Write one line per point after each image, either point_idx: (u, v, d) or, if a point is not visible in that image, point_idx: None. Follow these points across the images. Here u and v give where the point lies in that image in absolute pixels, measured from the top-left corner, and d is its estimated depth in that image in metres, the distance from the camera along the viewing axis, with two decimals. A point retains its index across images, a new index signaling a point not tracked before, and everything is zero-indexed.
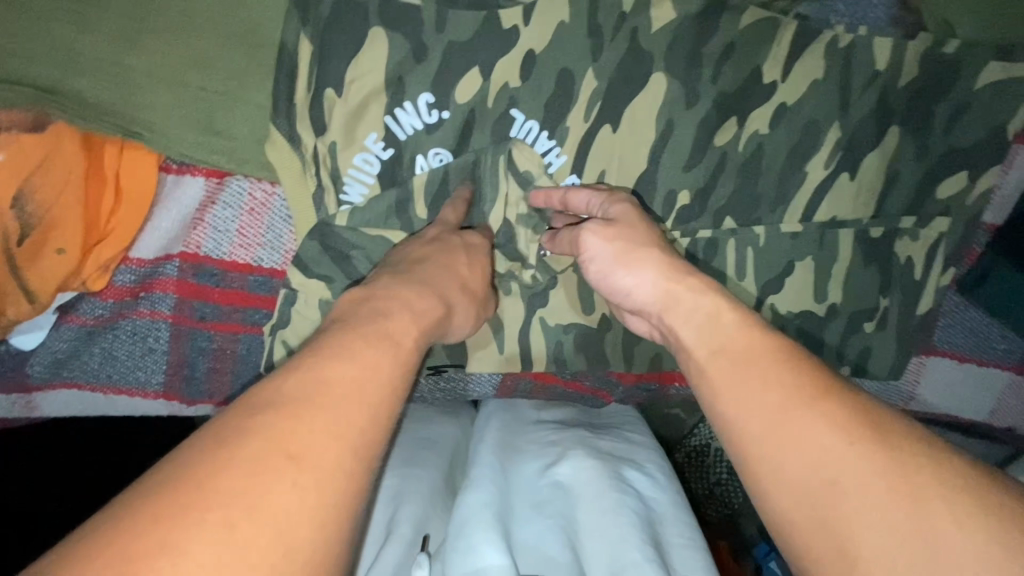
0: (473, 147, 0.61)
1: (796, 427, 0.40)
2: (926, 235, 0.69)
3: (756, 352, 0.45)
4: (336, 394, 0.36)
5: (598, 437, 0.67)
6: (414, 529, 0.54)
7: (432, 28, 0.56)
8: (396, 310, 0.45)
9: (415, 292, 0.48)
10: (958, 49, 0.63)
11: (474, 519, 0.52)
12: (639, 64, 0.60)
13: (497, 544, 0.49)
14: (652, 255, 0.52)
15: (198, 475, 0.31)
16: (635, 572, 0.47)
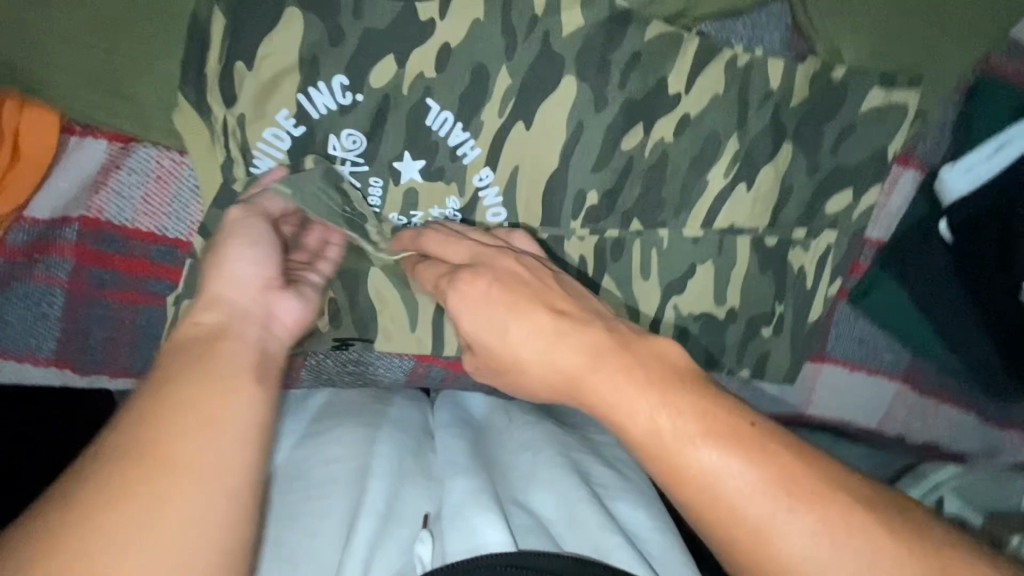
0: (388, 132, 0.62)
1: (753, 488, 0.40)
2: (816, 246, 0.74)
3: (714, 423, 0.43)
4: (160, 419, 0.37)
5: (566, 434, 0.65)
6: (389, 504, 0.53)
7: (347, 14, 0.57)
8: (197, 338, 0.43)
9: (201, 315, 0.45)
10: (845, 75, 0.68)
11: (471, 501, 0.52)
12: (551, 66, 0.64)
13: (496, 525, 0.49)
14: (548, 326, 0.50)
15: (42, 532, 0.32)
16: (620, 555, 0.49)
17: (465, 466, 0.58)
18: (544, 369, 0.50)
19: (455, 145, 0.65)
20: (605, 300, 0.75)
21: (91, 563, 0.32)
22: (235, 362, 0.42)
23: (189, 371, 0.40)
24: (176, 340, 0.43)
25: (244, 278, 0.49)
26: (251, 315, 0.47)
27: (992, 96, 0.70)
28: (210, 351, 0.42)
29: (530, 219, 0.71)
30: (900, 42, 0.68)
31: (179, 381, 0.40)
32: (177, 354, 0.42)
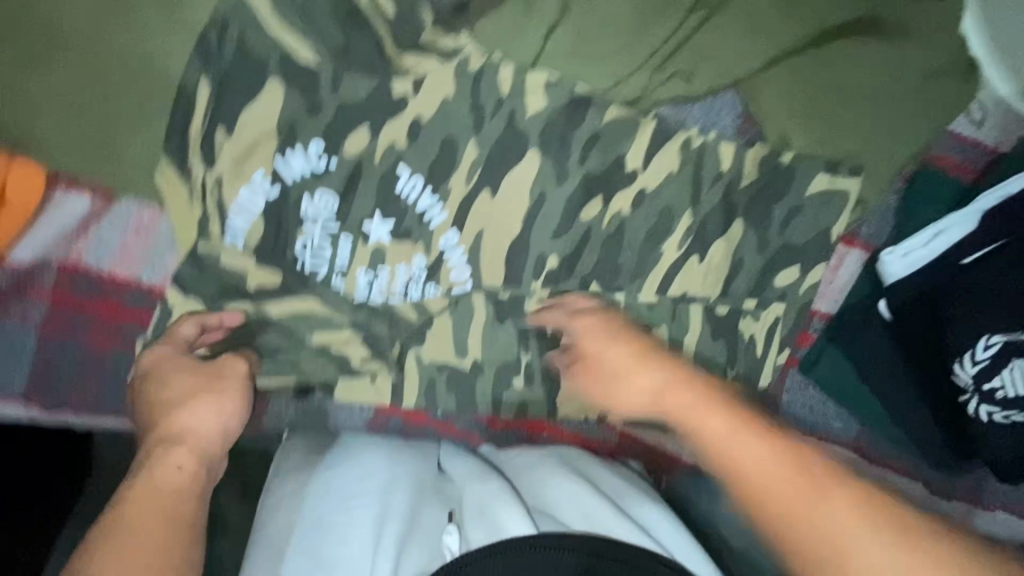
0: (359, 196, 0.66)
1: (768, 476, 0.56)
2: (765, 317, 0.78)
3: (729, 412, 0.61)
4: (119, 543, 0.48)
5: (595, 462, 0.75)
6: (410, 512, 0.60)
7: (325, 88, 0.62)
8: (173, 491, 0.53)
9: (179, 456, 0.55)
10: (792, 160, 0.73)
11: (493, 499, 0.60)
12: (516, 142, 0.69)
13: (516, 513, 0.58)
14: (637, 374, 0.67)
15: None
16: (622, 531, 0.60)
17: (479, 474, 0.66)
18: (642, 402, 0.66)
19: (423, 209, 0.69)
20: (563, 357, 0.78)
21: None
22: (178, 509, 0.52)
23: (149, 514, 0.50)
24: (150, 485, 0.52)
25: (213, 432, 0.58)
26: (209, 449, 0.57)
27: (929, 188, 0.75)
28: (181, 505, 0.52)
29: (493, 279, 0.74)
30: (843, 133, 0.72)
31: (158, 529, 0.50)
32: (155, 507, 0.51)
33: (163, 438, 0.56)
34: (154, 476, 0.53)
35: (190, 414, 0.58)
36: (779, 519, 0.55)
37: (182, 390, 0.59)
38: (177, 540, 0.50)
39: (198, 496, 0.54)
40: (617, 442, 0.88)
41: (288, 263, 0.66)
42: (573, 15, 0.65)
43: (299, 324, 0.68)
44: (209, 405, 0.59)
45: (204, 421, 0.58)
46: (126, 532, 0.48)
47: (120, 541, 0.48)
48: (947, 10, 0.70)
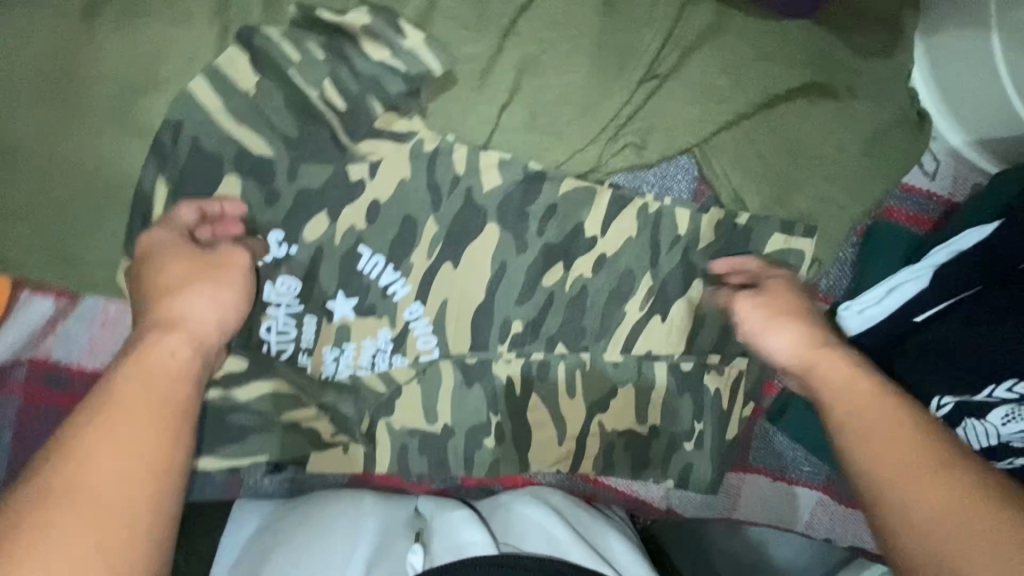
0: (321, 278, 0.68)
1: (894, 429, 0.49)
2: (729, 372, 0.79)
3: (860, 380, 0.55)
4: (117, 426, 0.42)
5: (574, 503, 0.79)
6: (379, 535, 0.65)
7: (283, 178, 0.64)
8: (166, 378, 0.46)
9: (171, 343, 0.48)
10: (749, 221, 0.74)
11: (459, 523, 0.66)
12: (474, 217, 0.70)
13: (475, 531, 0.64)
14: (791, 324, 0.62)
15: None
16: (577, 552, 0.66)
17: (451, 506, 0.71)
18: (789, 352, 0.61)
19: (386, 284, 0.70)
20: (533, 416, 0.80)
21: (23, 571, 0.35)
22: (170, 402, 0.45)
23: (135, 405, 0.43)
24: (144, 370, 0.46)
25: (207, 325, 0.52)
26: (204, 341, 0.51)
27: (885, 241, 0.76)
28: (173, 396, 0.45)
29: (460, 347, 0.75)
30: (795, 191, 0.73)
31: (147, 413, 0.43)
32: (144, 388, 0.44)
33: (158, 322, 0.50)
34: (146, 359, 0.46)
35: (191, 301, 0.52)
36: (889, 473, 0.46)
37: (179, 274, 0.53)
38: (161, 434, 0.43)
39: (193, 384, 0.47)
40: (593, 490, 0.87)
41: (253, 347, 0.67)
42: (522, 95, 0.68)
43: (269, 403, 0.69)
44: (205, 294, 0.53)
45: (197, 313, 0.52)
46: (114, 407, 0.43)
47: (99, 435, 0.41)
48: (892, 68, 0.72)
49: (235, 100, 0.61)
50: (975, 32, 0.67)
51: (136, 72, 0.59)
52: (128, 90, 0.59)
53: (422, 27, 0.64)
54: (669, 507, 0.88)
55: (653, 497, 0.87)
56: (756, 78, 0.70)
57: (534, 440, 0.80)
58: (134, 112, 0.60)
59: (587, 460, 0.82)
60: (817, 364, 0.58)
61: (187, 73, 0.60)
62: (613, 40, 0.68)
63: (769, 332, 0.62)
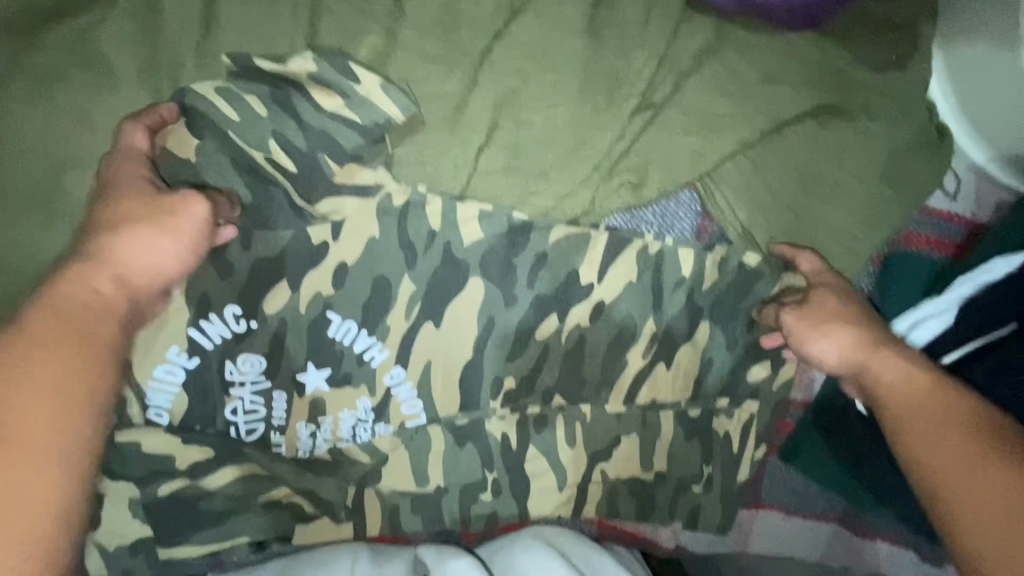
0: (288, 350, 0.62)
1: (923, 422, 0.50)
2: (739, 414, 0.74)
3: (907, 381, 0.54)
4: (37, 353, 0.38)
5: (583, 542, 0.73)
6: None
7: (238, 247, 0.58)
8: (83, 311, 0.42)
9: (98, 280, 0.44)
10: (760, 261, 0.68)
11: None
12: (455, 273, 0.63)
13: None
14: (841, 331, 0.59)
15: None
16: None
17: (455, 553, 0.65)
18: (840, 360, 0.59)
19: (362, 350, 0.64)
20: (532, 470, 0.75)
21: None
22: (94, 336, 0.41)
23: (58, 331, 0.40)
24: (62, 305, 0.41)
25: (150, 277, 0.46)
26: (133, 292, 0.45)
27: (904, 271, 0.70)
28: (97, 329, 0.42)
29: (448, 408, 0.69)
30: (808, 226, 0.67)
31: (60, 352, 0.39)
32: (57, 325, 0.40)
33: (86, 257, 0.45)
34: (66, 295, 0.42)
35: (131, 244, 0.46)
36: (936, 465, 0.47)
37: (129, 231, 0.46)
38: (78, 383, 0.39)
39: (118, 326, 0.43)
40: (598, 533, 0.82)
41: (222, 429, 0.62)
42: (502, 133, 0.61)
43: (243, 487, 0.63)
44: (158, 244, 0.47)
45: (138, 261, 0.46)
46: (22, 341, 0.39)
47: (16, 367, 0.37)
48: (909, 82, 0.65)
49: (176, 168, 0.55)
50: (997, 44, 0.61)
51: (58, 143, 0.54)
52: (46, 164, 0.54)
53: (380, 70, 0.58)
54: (678, 546, 0.83)
55: (662, 538, 0.83)
56: (761, 103, 0.63)
57: (533, 494, 0.76)
58: (53, 188, 0.54)
59: (590, 509, 0.78)
60: (871, 370, 0.56)
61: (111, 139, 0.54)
62: (598, 68, 0.61)
63: (815, 342, 0.60)
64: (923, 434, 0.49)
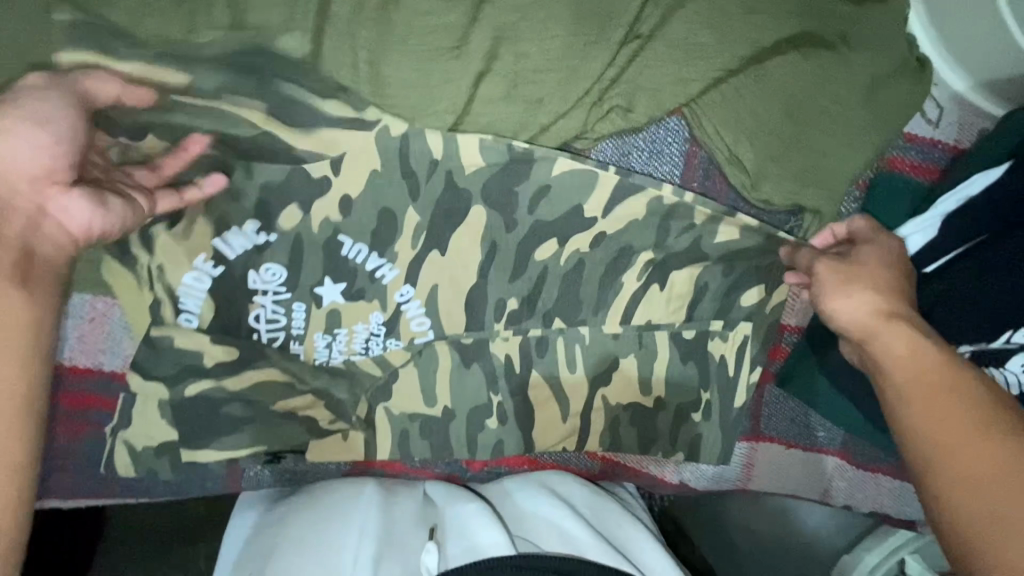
0: (306, 265, 0.67)
1: (922, 393, 0.52)
2: (733, 337, 0.78)
3: (913, 349, 0.56)
4: None
5: (586, 490, 0.75)
6: (383, 528, 0.63)
7: (262, 163, 0.64)
8: None
9: None
10: (745, 182, 0.72)
11: (473, 520, 0.64)
12: (459, 198, 0.68)
13: (493, 529, 0.62)
14: (862, 289, 0.62)
15: None
16: (588, 546, 0.62)
17: (461, 501, 0.69)
18: (851, 321, 0.61)
19: (373, 269, 0.69)
20: (535, 395, 0.78)
21: None
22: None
23: None
24: None
25: (30, 162, 0.50)
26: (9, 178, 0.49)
27: (888, 193, 0.73)
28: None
29: (454, 327, 0.74)
30: (793, 150, 0.70)
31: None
32: None
33: None
34: None
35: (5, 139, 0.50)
36: (932, 435, 0.50)
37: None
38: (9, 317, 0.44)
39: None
40: (602, 467, 0.85)
41: (246, 335, 0.67)
42: (500, 64, 0.65)
43: (264, 392, 0.68)
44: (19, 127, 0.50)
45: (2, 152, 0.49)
46: None
47: None
48: (887, 12, 0.69)
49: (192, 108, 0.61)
50: None
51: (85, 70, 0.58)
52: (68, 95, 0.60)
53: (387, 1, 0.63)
54: (681, 481, 0.86)
55: (664, 471, 0.85)
56: (744, 33, 0.67)
57: (537, 419, 0.79)
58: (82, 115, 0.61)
59: (592, 436, 0.81)
60: (882, 332, 0.58)
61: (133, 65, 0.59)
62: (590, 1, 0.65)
63: (841, 300, 0.61)
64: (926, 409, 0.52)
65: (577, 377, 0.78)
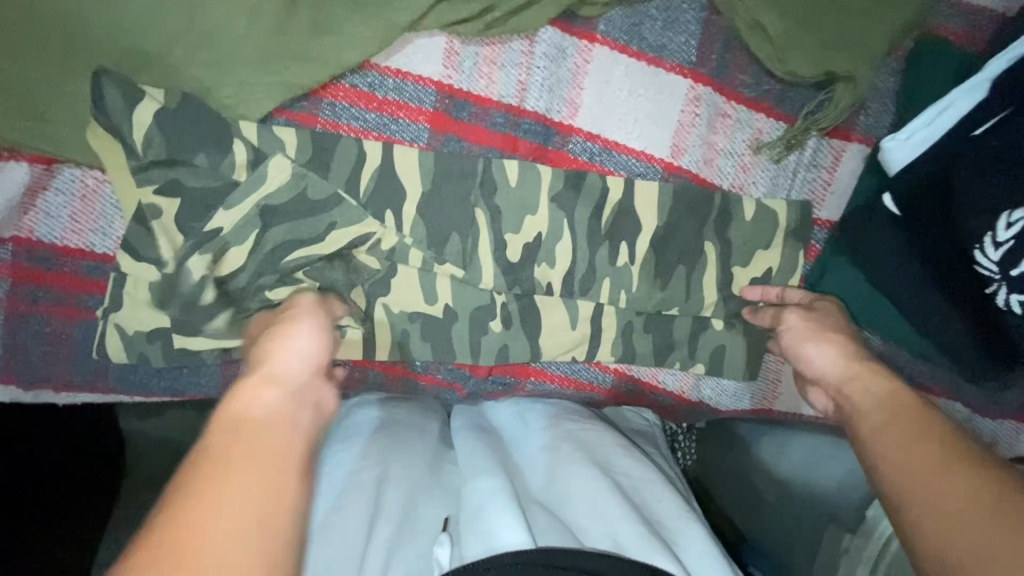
0: (298, 146, 0.63)
1: (894, 433, 0.50)
2: (760, 233, 0.72)
3: (892, 402, 0.53)
4: (266, 415, 0.43)
5: (619, 453, 0.63)
6: (405, 508, 0.52)
7: (244, 27, 0.59)
8: (287, 364, 0.50)
9: (296, 341, 0.52)
10: (766, 52, 0.66)
11: (489, 501, 0.52)
12: (463, 76, 0.66)
13: (516, 522, 0.49)
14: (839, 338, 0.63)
15: (218, 453, 0.38)
16: (640, 548, 0.48)
17: (484, 468, 0.57)
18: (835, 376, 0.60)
19: (364, 150, 0.64)
20: (544, 298, 0.72)
21: (210, 497, 0.35)
22: (303, 392, 0.48)
23: (285, 387, 0.47)
24: (268, 358, 0.50)
25: (309, 355, 0.52)
26: (310, 357, 0.52)
27: (927, 65, 0.67)
28: (308, 389, 0.49)
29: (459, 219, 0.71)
30: (820, 13, 0.64)
31: (286, 411, 0.45)
32: (285, 394, 0.46)
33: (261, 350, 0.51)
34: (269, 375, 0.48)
35: (294, 331, 0.54)
36: (907, 466, 0.46)
37: (262, 352, 0.51)
38: (309, 401, 0.48)
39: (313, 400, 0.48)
40: (615, 382, 0.79)
41: (219, 222, 0.61)
42: None
43: (252, 281, 0.63)
44: (298, 338, 0.53)
45: (290, 353, 0.51)
46: (266, 395, 0.45)
47: (255, 429, 0.41)
48: None
49: (198, 233, 0.61)
50: None
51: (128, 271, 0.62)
52: (49, 82, 0.58)
53: None
54: (701, 399, 0.82)
55: (683, 387, 0.81)
56: None
57: (545, 325, 0.73)
58: (60, 81, 0.58)
59: (605, 345, 0.75)
60: (862, 378, 0.58)
61: (148, 210, 0.60)
62: None
63: (813, 349, 0.64)
64: (910, 474, 0.45)
65: (593, 278, 0.71)
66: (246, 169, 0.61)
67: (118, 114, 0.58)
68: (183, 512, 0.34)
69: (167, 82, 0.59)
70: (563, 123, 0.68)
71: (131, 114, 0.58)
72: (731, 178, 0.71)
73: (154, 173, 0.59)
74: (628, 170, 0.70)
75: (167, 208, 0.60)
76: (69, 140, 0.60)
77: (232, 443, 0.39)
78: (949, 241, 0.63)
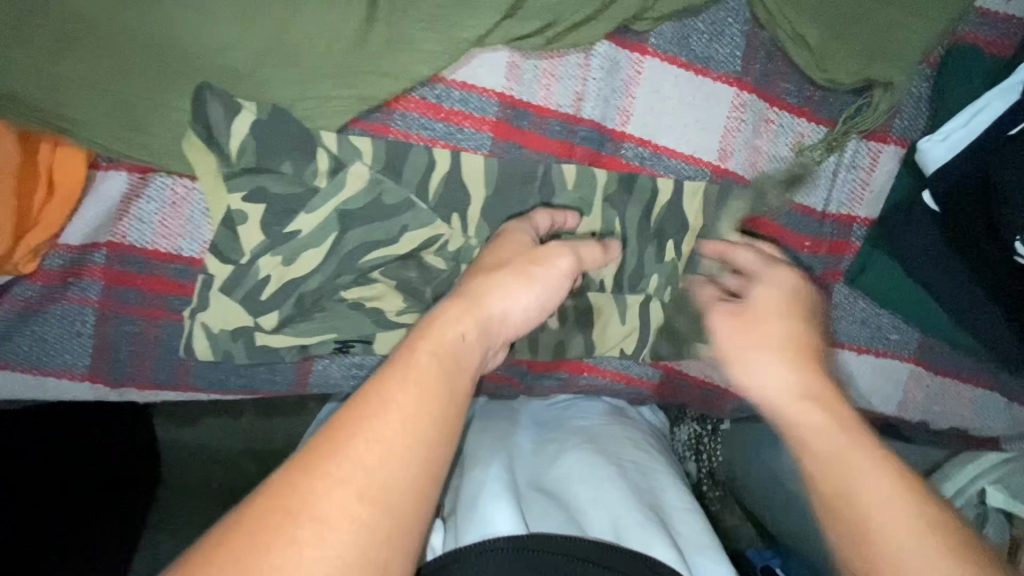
0: (373, 155, 0.67)
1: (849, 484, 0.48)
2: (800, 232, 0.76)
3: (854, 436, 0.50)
4: (447, 349, 0.47)
5: (631, 449, 0.66)
6: None
7: (327, 43, 0.63)
8: (491, 314, 0.53)
9: (502, 286, 0.54)
10: (807, 61, 0.70)
11: (482, 490, 0.56)
12: (524, 87, 0.70)
13: (506, 514, 0.53)
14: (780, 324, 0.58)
15: (404, 368, 0.44)
16: (633, 535, 0.51)
17: (482, 459, 0.62)
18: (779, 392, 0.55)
19: (434, 157, 0.68)
20: (599, 296, 0.76)
21: (380, 406, 0.41)
22: (487, 338, 0.52)
23: (476, 331, 0.51)
24: (475, 297, 0.53)
25: (514, 308, 0.56)
26: (512, 314, 0.56)
27: (958, 71, 0.71)
28: (492, 336, 0.53)
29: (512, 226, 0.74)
30: (858, 23, 0.68)
31: (466, 354, 0.49)
32: (474, 335, 0.50)
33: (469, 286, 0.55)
34: (481, 320, 0.52)
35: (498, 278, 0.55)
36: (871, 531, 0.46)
37: (479, 285, 0.54)
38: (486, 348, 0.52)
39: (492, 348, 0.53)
40: (664, 377, 0.82)
41: (301, 225, 0.65)
42: None
43: (331, 282, 0.68)
44: (520, 290, 0.55)
45: (503, 299, 0.54)
46: (458, 332, 0.49)
47: (435, 357, 0.46)
48: None
49: (284, 236, 0.65)
50: None
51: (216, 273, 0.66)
52: (148, 95, 0.62)
53: None
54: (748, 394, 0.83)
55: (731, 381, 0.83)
56: None
57: (600, 322, 0.77)
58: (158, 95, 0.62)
59: (656, 341, 0.78)
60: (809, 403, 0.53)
61: (237, 215, 0.65)
62: None
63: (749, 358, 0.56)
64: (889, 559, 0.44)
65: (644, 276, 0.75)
66: (327, 176, 0.66)
67: (215, 126, 0.62)
68: (366, 408, 0.41)
69: (257, 95, 0.64)
70: (617, 130, 0.73)
71: (229, 126, 0.62)
72: (776, 179, 0.74)
73: (245, 181, 0.64)
74: (677, 174, 0.74)
75: (253, 213, 0.65)
76: (166, 151, 0.64)
77: (412, 367, 0.44)
78: (980, 234, 0.67)
